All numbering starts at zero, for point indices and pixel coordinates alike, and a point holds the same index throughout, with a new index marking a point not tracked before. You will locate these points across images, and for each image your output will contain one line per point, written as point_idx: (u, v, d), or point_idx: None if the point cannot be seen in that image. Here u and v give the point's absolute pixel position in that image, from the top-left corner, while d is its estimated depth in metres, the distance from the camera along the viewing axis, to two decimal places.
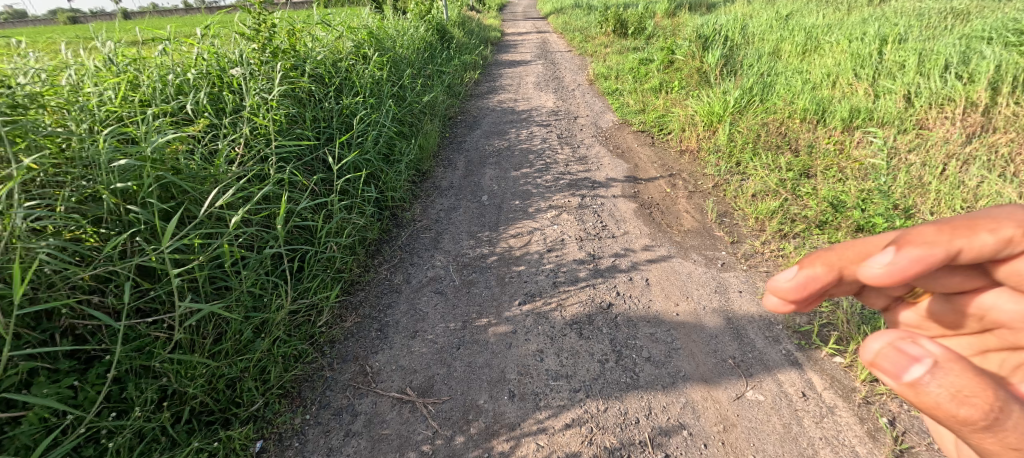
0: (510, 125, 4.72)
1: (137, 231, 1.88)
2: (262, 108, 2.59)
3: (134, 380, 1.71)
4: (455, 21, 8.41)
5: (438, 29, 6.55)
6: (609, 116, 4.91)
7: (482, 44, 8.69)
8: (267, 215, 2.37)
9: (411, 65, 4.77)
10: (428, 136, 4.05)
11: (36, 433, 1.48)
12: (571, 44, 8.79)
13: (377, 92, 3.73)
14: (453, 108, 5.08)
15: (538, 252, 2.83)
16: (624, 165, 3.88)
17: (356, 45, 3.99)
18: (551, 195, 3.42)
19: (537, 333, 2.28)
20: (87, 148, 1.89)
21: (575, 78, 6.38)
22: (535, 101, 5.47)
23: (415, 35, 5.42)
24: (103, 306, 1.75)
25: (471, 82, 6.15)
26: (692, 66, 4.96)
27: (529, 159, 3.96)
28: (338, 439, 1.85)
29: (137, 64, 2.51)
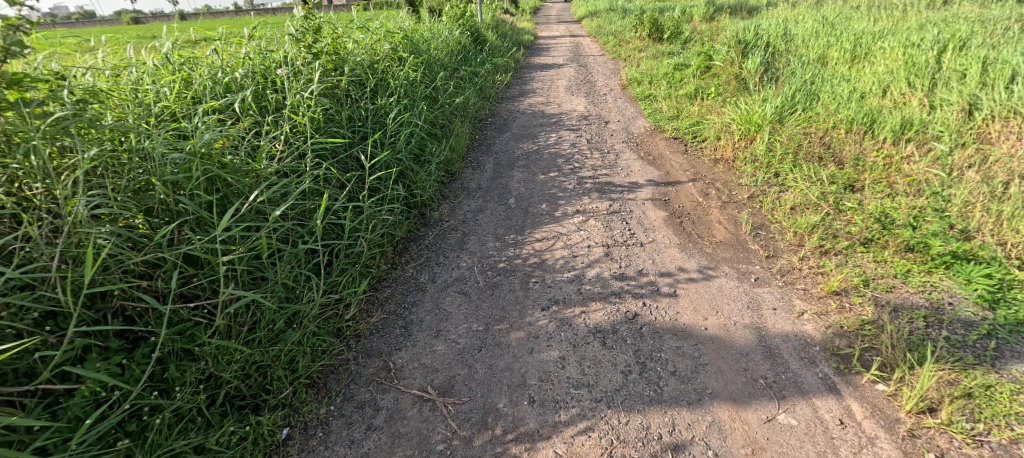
0: (540, 129, 4.71)
1: (185, 221, 1.99)
2: (302, 107, 2.71)
3: (175, 362, 1.80)
4: (490, 25, 8.51)
5: (473, 32, 6.64)
6: (641, 121, 4.83)
7: (516, 47, 8.76)
8: (303, 210, 2.46)
9: (445, 67, 4.85)
10: (458, 137, 4.10)
11: (86, 406, 1.58)
12: (606, 48, 8.72)
13: (411, 93, 3.81)
14: (484, 111, 5.12)
15: (564, 257, 2.81)
16: (655, 172, 3.80)
17: (392, 48, 4.10)
18: (579, 200, 3.39)
19: (559, 340, 2.25)
20: (144, 142, 2.02)
21: (608, 83, 6.32)
22: (566, 105, 5.45)
23: (450, 39, 5.51)
24: (152, 290, 1.86)
25: (502, 85, 6.19)
26: (731, 72, 4.82)
27: (558, 163, 3.95)
28: (360, 432, 1.88)
29: (191, 64, 2.68)
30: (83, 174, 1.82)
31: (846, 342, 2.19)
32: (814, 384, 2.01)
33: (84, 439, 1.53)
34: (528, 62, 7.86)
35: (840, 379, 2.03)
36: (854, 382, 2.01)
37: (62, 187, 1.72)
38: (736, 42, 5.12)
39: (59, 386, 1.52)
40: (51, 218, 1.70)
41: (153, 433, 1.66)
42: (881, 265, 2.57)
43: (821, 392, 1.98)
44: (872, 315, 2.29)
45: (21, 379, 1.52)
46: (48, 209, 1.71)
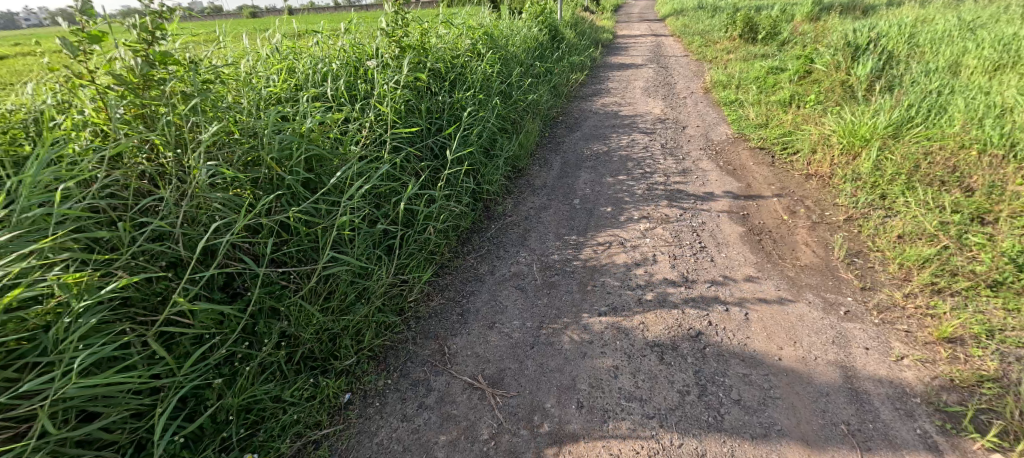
0: (614, 131, 4.58)
1: (282, 194, 2.22)
2: (387, 97, 2.90)
3: (264, 319, 2.00)
4: (570, 21, 8.41)
5: (552, 30, 6.63)
6: (725, 128, 4.50)
7: (595, 46, 8.60)
8: (380, 194, 2.62)
9: (521, 64, 4.90)
10: (528, 134, 4.13)
11: (193, 345, 1.81)
12: (690, 48, 8.25)
13: (487, 87, 3.89)
14: (557, 109, 5.09)
15: (627, 264, 2.72)
16: (734, 183, 3.53)
17: (472, 43, 4.22)
18: (649, 207, 3.25)
19: (614, 348, 2.19)
20: (256, 122, 2.27)
21: (689, 85, 6.00)
22: (643, 107, 5.25)
23: (527, 36, 5.54)
24: (249, 252, 2.08)
25: (577, 84, 6.10)
26: (835, 78, 4.33)
27: (628, 166, 3.82)
28: (412, 409, 1.98)
29: (296, 54, 2.99)
30: (207, 145, 2.09)
31: (955, 399, 1.88)
32: (909, 440, 1.75)
33: (191, 370, 1.75)
34: (606, 61, 7.66)
35: (944, 440, 1.74)
36: (963, 446, 1.72)
37: (189, 158, 1.99)
38: (845, 45, 4.59)
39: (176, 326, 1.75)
40: (180, 183, 1.96)
41: (242, 378, 1.86)
42: (1012, 314, 2.16)
43: (917, 450, 1.72)
44: (995, 371, 1.94)
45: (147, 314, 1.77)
46: (179, 175, 1.99)
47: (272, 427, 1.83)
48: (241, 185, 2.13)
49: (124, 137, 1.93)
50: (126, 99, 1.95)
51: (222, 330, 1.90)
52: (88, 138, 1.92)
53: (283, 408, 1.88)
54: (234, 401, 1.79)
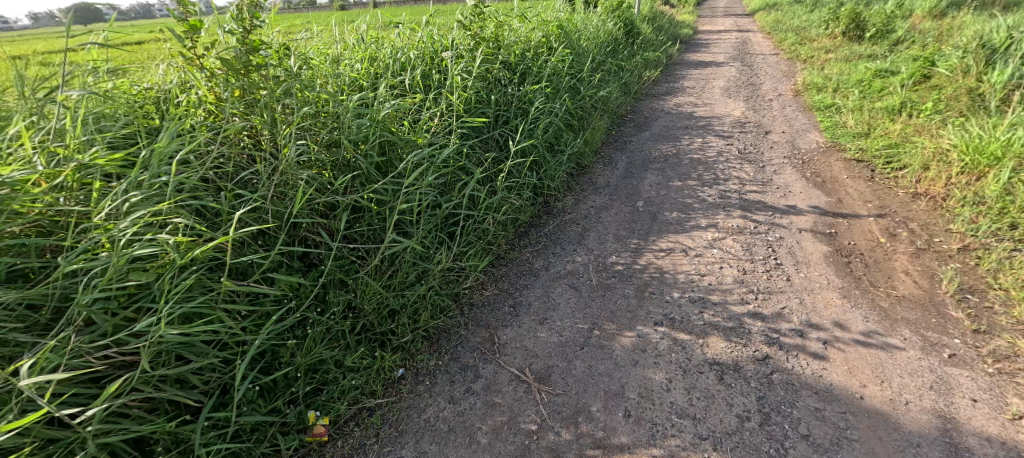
0: (688, 133, 4.33)
1: (357, 175, 2.36)
2: (459, 88, 2.98)
3: (334, 290, 2.15)
4: (648, 15, 8.05)
5: (628, 25, 6.41)
6: (816, 136, 4.07)
7: (673, 42, 8.17)
8: (446, 182, 2.71)
9: (594, 58, 4.79)
10: (594, 131, 4.04)
11: (274, 308, 1.97)
12: (781, 46, 7.55)
13: (558, 81, 3.85)
14: (626, 107, 4.92)
15: (689, 274, 2.57)
16: (822, 196, 3.19)
17: (545, 37, 4.20)
18: (720, 215, 3.05)
19: (668, 361, 2.09)
20: (339, 107, 2.45)
21: (776, 86, 5.52)
22: (720, 108, 4.92)
23: (603, 30, 5.39)
24: (325, 227, 2.23)
25: (650, 82, 5.83)
26: (962, 85, 3.76)
27: (699, 171, 3.62)
28: (459, 392, 2.04)
29: (377, 44, 3.17)
30: (298, 126, 2.29)
31: None
32: None
33: (270, 330, 1.90)
34: (684, 58, 7.24)
35: None
36: None
37: (282, 138, 2.19)
38: (978, 47, 3.97)
39: (261, 287, 1.92)
40: (272, 159, 2.17)
41: (311, 342, 2.00)
42: None
43: None
44: None
45: (237, 275, 1.96)
46: (273, 153, 2.21)
47: (333, 390, 1.97)
48: (323, 165, 2.29)
49: (232, 118, 2.19)
50: (230, 83, 2.19)
51: (298, 297, 2.05)
52: (201, 117, 2.20)
53: (343, 374, 2.01)
54: (303, 362, 1.93)
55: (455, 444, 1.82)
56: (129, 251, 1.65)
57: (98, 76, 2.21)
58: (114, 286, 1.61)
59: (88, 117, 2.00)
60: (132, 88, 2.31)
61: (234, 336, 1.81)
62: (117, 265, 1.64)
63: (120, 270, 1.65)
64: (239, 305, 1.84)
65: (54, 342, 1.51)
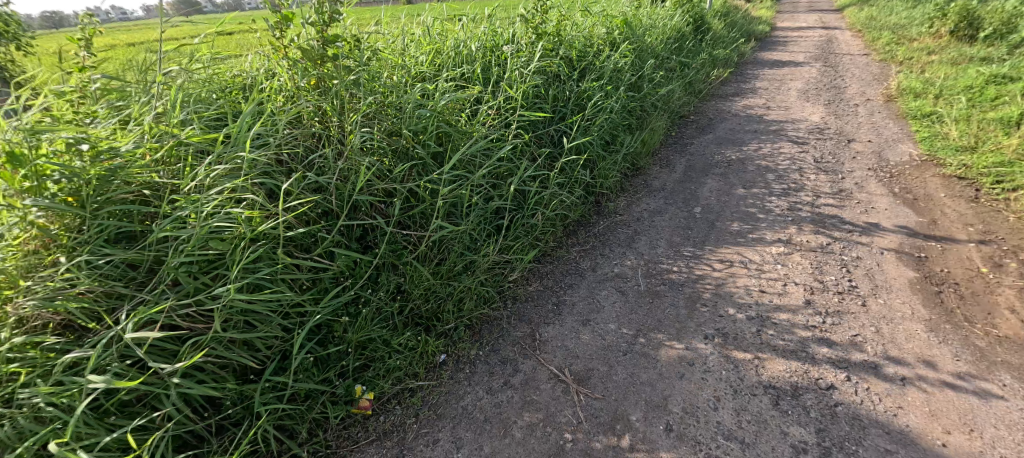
0: (757, 138, 4.04)
1: (414, 164, 2.44)
2: (517, 82, 2.99)
3: (387, 272, 2.23)
4: (722, 10, 7.57)
5: (699, 20, 6.08)
6: (909, 147, 3.65)
7: (748, 39, 7.63)
8: (499, 175, 2.74)
9: (659, 55, 4.60)
10: (654, 130, 3.89)
11: (331, 284, 2.08)
12: (874, 46, 6.83)
13: (619, 78, 3.73)
14: (689, 108, 4.69)
15: (747, 289, 2.41)
16: (910, 215, 2.86)
17: (608, 33, 4.08)
18: (787, 228, 2.82)
19: (718, 378, 1.97)
20: (402, 98, 2.54)
21: (865, 90, 5.02)
22: (797, 112, 4.55)
23: (670, 26, 5.14)
24: (381, 212, 2.32)
25: (717, 82, 5.48)
26: None
27: (767, 179, 3.38)
28: (497, 384, 2.06)
29: (441, 37, 3.25)
30: (365, 113, 2.39)
31: None
32: None
33: (327, 304, 2.01)
34: (758, 57, 6.74)
35: None
36: None
37: (349, 124, 2.31)
38: None
39: (321, 264, 2.03)
40: (339, 144, 2.30)
41: (362, 320, 2.09)
42: None
43: None
44: None
45: (301, 251, 2.08)
46: (340, 138, 2.33)
47: (380, 367, 2.05)
48: (384, 152, 2.38)
49: (308, 105, 2.33)
50: (309, 71, 2.36)
51: (354, 276, 2.14)
52: (280, 102, 2.37)
53: (389, 353, 2.09)
54: (353, 337, 2.02)
55: (489, 435, 1.84)
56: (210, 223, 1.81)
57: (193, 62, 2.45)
58: (196, 253, 1.78)
59: (185, 99, 2.23)
60: (226, 74, 2.54)
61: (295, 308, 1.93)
62: (199, 234, 1.81)
63: (201, 239, 1.82)
64: (300, 279, 1.96)
65: (146, 297, 1.71)
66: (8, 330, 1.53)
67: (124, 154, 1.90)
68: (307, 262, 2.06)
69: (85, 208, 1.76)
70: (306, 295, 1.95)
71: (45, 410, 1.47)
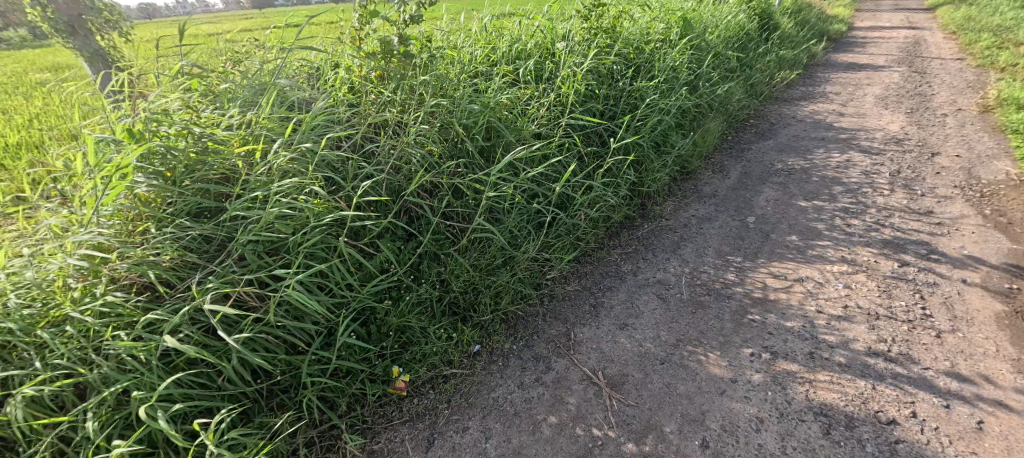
0: (825, 146, 3.75)
1: (462, 158, 2.48)
2: (570, 79, 2.95)
3: (428, 261, 2.29)
4: (794, 7, 7.04)
5: (767, 18, 5.71)
6: (1006, 165, 3.24)
7: (821, 39, 7.06)
8: (545, 172, 2.72)
9: (722, 53, 4.36)
10: (709, 133, 3.70)
11: (376, 269, 2.16)
12: (972, 50, 6.11)
13: (676, 77, 3.59)
14: (748, 111, 4.42)
15: (801, 308, 2.25)
16: (1003, 241, 2.55)
17: (667, 31, 3.93)
18: (853, 246, 2.60)
19: (763, 399, 1.85)
20: (456, 93, 2.60)
21: (957, 98, 4.51)
22: (874, 119, 4.17)
23: (734, 24, 4.87)
24: (428, 203, 2.37)
25: (783, 84, 5.12)
26: None
27: (833, 191, 3.13)
28: (529, 380, 2.06)
29: (496, 34, 3.30)
30: (425, 110, 2.50)
31: None
32: None
33: (372, 288, 2.09)
34: (831, 59, 6.22)
35: None
36: None
37: (409, 118, 2.40)
38: None
39: (369, 249, 2.11)
40: (394, 136, 2.38)
41: (402, 305, 2.16)
42: None
43: None
44: None
45: (351, 236, 2.18)
46: (396, 128, 2.43)
47: (417, 352, 2.11)
48: (435, 145, 2.43)
49: (371, 97, 2.46)
50: (383, 66, 2.51)
51: (398, 262, 2.21)
52: (345, 93, 2.51)
53: (427, 339, 2.15)
54: (394, 321, 2.09)
55: (519, 429, 1.85)
56: (279, 210, 1.93)
57: (268, 52, 2.63)
58: (263, 234, 1.91)
59: (260, 87, 2.40)
60: (295, 65, 2.72)
61: (343, 289, 2.02)
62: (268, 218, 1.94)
63: (268, 222, 1.94)
64: (351, 263, 2.05)
65: (216, 269, 1.85)
66: (104, 285, 1.71)
67: (214, 138, 2.09)
68: (356, 247, 2.14)
69: (175, 183, 1.95)
70: (353, 277, 2.04)
71: (127, 364, 1.63)
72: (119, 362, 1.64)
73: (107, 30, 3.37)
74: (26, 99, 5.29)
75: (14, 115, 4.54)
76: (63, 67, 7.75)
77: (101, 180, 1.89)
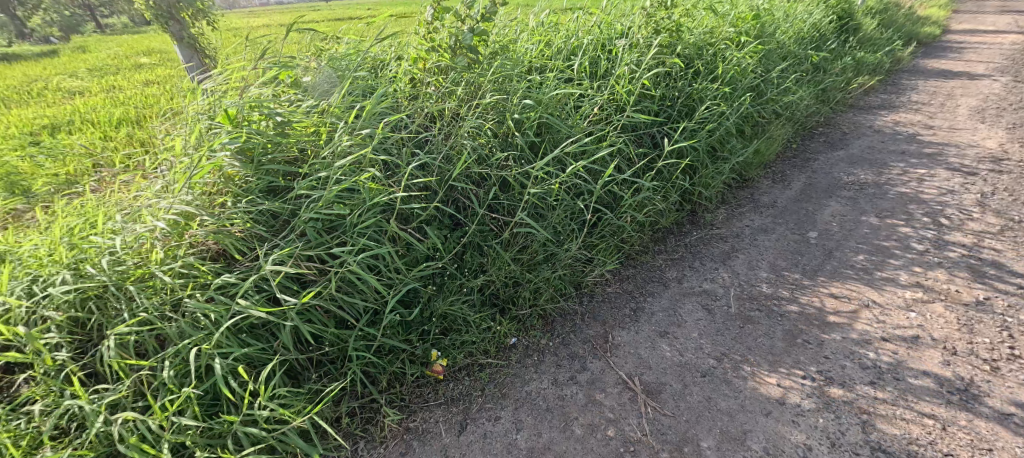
0: (905, 160, 3.41)
1: (511, 152, 2.50)
2: (627, 77, 2.87)
3: (473, 251, 2.34)
4: (880, 7, 6.44)
5: (848, 18, 5.27)
6: None
7: (908, 42, 6.40)
8: (594, 172, 2.68)
9: (795, 54, 4.07)
10: (772, 140, 3.49)
11: (423, 255, 2.23)
12: None
13: (739, 79, 3.40)
14: (818, 118, 4.11)
15: (863, 334, 2.07)
16: None
17: (735, 30, 3.73)
18: (930, 271, 2.36)
19: (813, 425, 1.73)
20: (509, 89, 2.63)
21: None
22: (967, 133, 3.74)
23: (809, 23, 4.53)
24: (476, 195, 2.42)
25: (861, 90, 4.69)
26: None
27: (912, 209, 2.85)
28: (563, 377, 2.06)
29: (552, 31, 3.29)
30: (479, 102, 2.55)
31: None
32: None
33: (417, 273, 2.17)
34: (919, 64, 5.63)
35: None
36: None
37: (462, 111, 2.46)
38: None
39: (417, 234, 2.19)
40: (447, 127, 2.45)
41: (445, 291, 2.22)
42: None
43: None
44: None
45: (402, 221, 2.26)
46: (449, 119, 2.51)
47: (455, 338, 2.17)
48: (485, 138, 2.47)
49: (430, 89, 2.55)
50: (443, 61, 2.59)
51: (443, 250, 2.28)
52: (406, 83, 2.61)
53: (466, 327, 2.20)
54: (436, 307, 2.16)
55: (549, 425, 1.85)
56: (337, 191, 2.04)
57: (334, 44, 2.79)
58: (322, 213, 2.04)
59: (324, 75, 2.55)
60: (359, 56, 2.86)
61: (390, 271, 2.11)
62: (328, 197, 2.06)
63: (328, 202, 2.07)
64: (399, 246, 2.13)
65: (280, 242, 2.00)
66: (183, 249, 1.90)
67: (284, 121, 2.25)
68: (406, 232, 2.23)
69: (253, 162, 2.12)
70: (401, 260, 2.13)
71: (200, 322, 1.79)
72: (193, 320, 1.81)
73: (198, 19, 3.72)
74: (128, 80, 5.95)
75: (115, 94, 5.10)
76: (156, 51, 8.57)
77: (196, 156, 2.10)
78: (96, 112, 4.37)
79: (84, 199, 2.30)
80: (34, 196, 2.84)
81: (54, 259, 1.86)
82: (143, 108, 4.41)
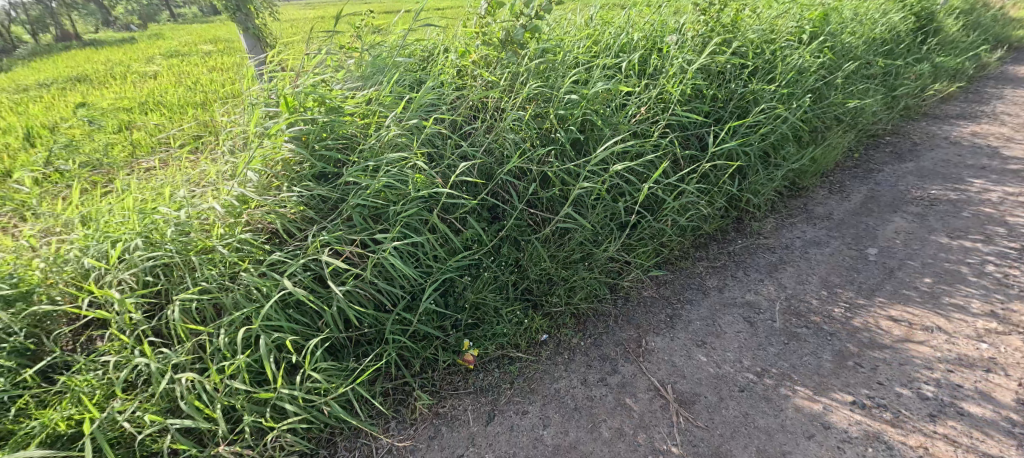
0: (985, 176, 3.10)
1: (553, 148, 2.48)
2: (677, 76, 2.78)
3: (510, 245, 2.36)
4: (966, 6, 5.84)
5: (927, 18, 4.83)
6: None
7: (997, 46, 5.79)
8: (636, 172, 2.62)
9: (865, 56, 3.78)
10: (832, 148, 3.28)
11: (461, 246, 2.27)
12: None
13: (799, 82, 3.20)
14: (885, 126, 3.80)
15: (923, 362, 1.91)
16: None
17: (799, 28, 3.51)
18: (1008, 300, 2.14)
19: (860, 454, 1.62)
20: (553, 85, 2.62)
21: None
22: None
23: (883, 23, 4.19)
24: (516, 190, 2.43)
25: (938, 97, 4.29)
26: None
27: (992, 230, 2.59)
28: (593, 378, 2.04)
29: (600, 27, 3.24)
30: (523, 97, 2.56)
31: None
32: None
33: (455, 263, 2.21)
34: (1008, 70, 5.08)
35: None
36: None
37: (505, 105, 2.47)
38: None
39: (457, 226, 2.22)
40: (490, 121, 2.47)
41: (480, 283, 2.25)
42: None
43: None
44: None
45: (443, 212, 2.31)
46: (493, 112, 2.53)
47: (488, 329, 2.20)
48: (527, 133, 2.47)
49: (474, 83, 2.58)
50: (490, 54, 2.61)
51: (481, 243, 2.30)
52: (452, 75, 2.65)
53: (499, 320, 2.22)
54: (471, 297, 2.19)
55: (576, 425, 1.84)
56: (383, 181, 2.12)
57: (383, 36, 2.88)
58: (369, 199, 2.13)
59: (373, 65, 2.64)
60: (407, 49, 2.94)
61: (429, 259, 2.16)
62: (374, 185, 2.14)
63: (374, 189, 2.15)
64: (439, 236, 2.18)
65: (328, 225, 2.11)
66: (237, 227, 2.04)
67: (335, 109, 2.36)
68: (447, 222, 2.28)
69: (306, 147, 2.24)
70: (440, 249, 2.17)
71: (253, 294, 1.92)
72: (247, 292, 1.94)
73: (262, 10, 3.94)
74: (198, 66, 6.39)
75: (183, 80, 5.49)
76: (221, 40, 9.14)
77: (256, 140, 2.24)
78: (167, 96, 4.72)
79: (156, 176, 2.50)
80: (112, 169, 3.12)
81: (126, 228, 2.04)
82: (209, 93, 4.73)
